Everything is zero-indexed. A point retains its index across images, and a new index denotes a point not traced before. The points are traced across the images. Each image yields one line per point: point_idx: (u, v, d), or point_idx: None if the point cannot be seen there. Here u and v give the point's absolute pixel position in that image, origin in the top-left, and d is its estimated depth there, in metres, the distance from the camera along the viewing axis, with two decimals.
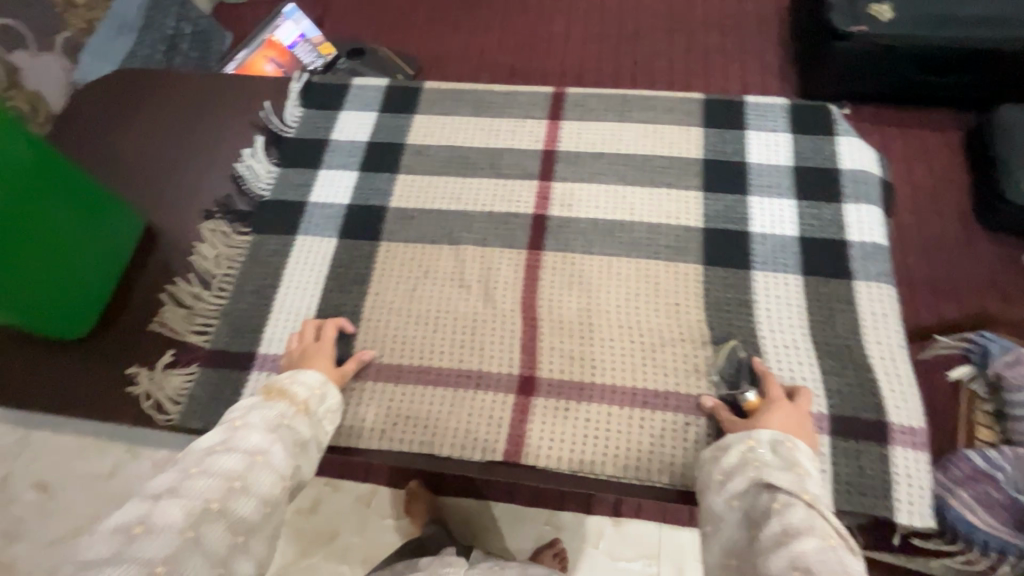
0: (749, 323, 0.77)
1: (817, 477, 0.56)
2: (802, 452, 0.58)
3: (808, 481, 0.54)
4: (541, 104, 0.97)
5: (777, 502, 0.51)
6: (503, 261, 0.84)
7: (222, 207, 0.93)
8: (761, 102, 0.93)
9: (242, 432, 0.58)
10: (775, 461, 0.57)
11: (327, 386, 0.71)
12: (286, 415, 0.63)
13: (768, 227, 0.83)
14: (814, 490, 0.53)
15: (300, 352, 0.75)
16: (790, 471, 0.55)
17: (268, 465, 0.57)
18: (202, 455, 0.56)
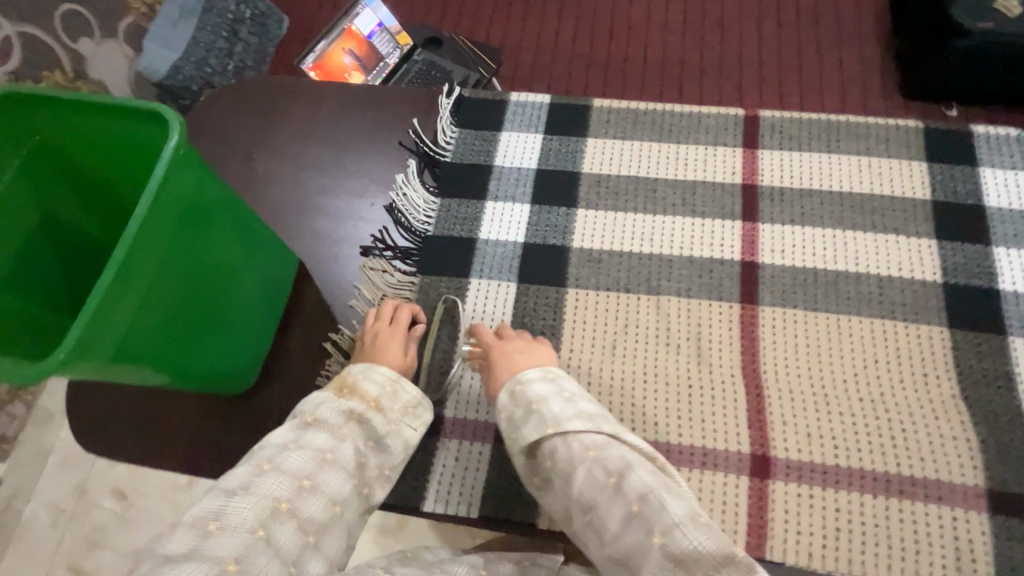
0: (1012, 401, 0.68)
1: (558, 396, 0.61)
2: (533, 384, 0.63)
3: (547, 410, 0.60)
4: (733, 129, 0.86)
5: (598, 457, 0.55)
6: (714, 317, 0.75)
7: (381, 243, 0.84)
8: (992, 133, 0.82)
9: (313, 429, 0.59)
10: (515, 413, 0.62)
11: (401, 381, 0.68)
12: (359, 413, 0.63)
13: (1020, 284, 0.73)
14: (553, 416, 0.59)
15: (371, 335, 0.73)
16: (529, 418, 0.60)
17: (337, 463, 0.58)
18: (277, 452, 0.57)
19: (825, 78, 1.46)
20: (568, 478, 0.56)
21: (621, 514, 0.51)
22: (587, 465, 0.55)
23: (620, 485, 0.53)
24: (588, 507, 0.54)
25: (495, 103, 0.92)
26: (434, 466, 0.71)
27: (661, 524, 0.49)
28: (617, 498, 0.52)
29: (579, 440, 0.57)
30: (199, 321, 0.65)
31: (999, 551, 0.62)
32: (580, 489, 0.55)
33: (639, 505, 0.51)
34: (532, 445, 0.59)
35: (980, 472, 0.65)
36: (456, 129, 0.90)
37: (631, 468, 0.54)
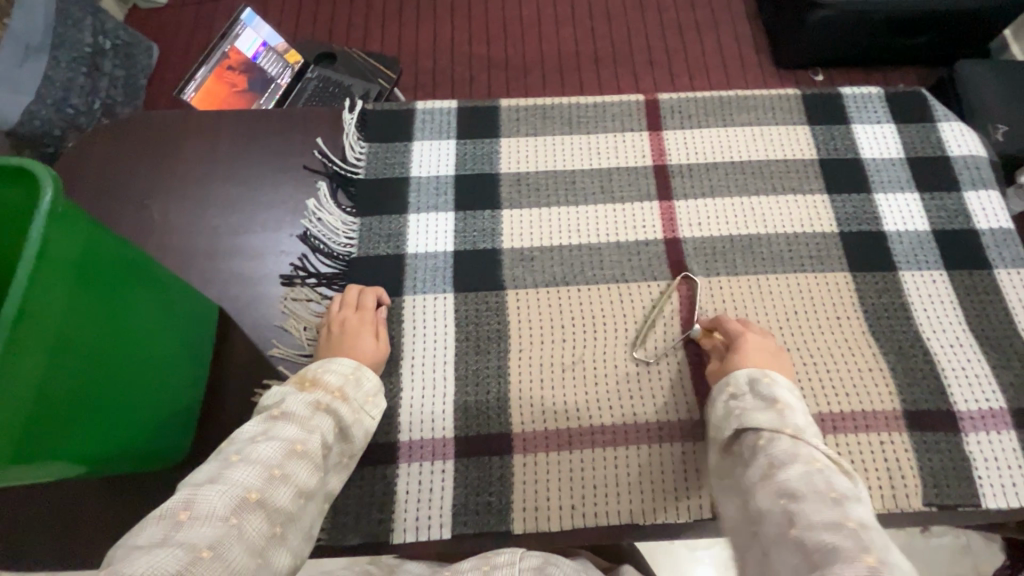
0: (911, 327, 0.76)
1: (800, 411, 0.60)
2: (780, 386, 0.62)
3: (791, 416, 0.58)
4: (636, 114, 0.89)
5: (761, 438, 0.57)
6: (650, 295, 0.77)
7: (302, 271, 0.79)
8: (857, 94, 0.91)
9: (283, 420, 0.57)
10: (758, 404, 0.60)
11: (362, 370, 0.67)
12: (325, 403, 0.61)
13: (900, 223, 0.82)
14: (795, 424, 0.57)
15: (338, 322, 0.71)
16: (769, 410, 0.59)
17: (306, 455, 0.56)
18: (246, 444, 0.54)
19: (710, 57, 1.56)
20: (773, 467, 0.53)
21: (829, 518, 0.47)
22: (806, 470, 0.52)
23: (843, 504, 0.48)
24: (788, 498, 0.50)
25: (401, 112, 0.89)
26: (398, 495, 0.68)
27: (875, 548, 0.44)
28: (832, 508, 0.48)
29: (810, 451, 0.54)
30: (120, 387, 0.59)
31: (921, 462, 0.69)
32: (783, 478, 0.51)
33: (854, 524, 0.46)
34: (767, 430, 0.57)
35: (896, 397, 0.72)
36: (364, 144, 0.87)
37: (778, 436, 0.56)
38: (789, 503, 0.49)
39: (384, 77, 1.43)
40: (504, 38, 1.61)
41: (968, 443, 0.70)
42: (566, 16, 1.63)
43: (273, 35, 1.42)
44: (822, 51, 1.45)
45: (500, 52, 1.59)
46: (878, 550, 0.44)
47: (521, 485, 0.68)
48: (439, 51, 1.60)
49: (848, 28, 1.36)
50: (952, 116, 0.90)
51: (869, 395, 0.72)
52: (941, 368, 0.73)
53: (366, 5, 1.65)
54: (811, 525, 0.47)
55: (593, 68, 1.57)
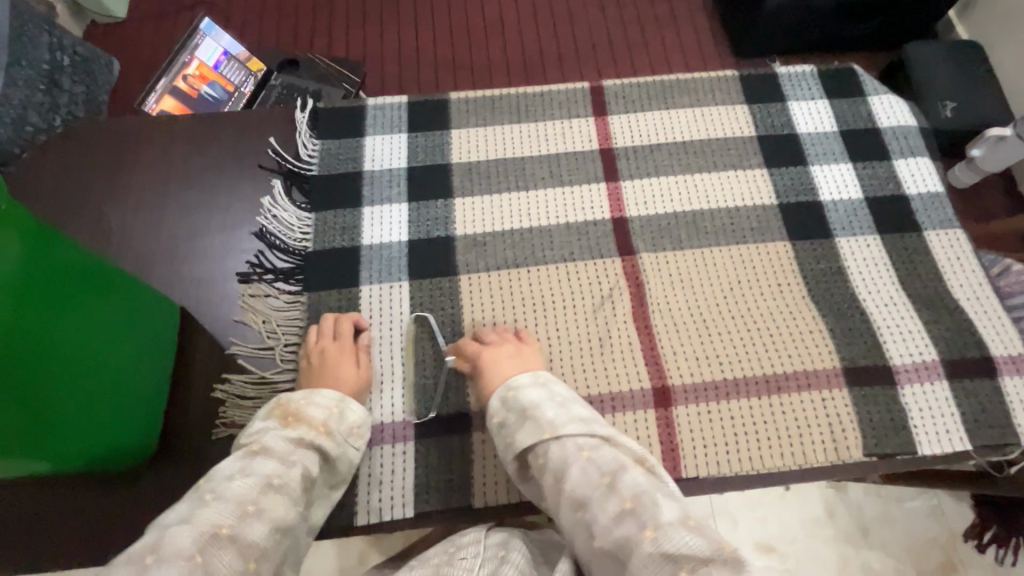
0: (847, 289, 0.80)
1: (550, 403, 0.63)
2: (524, 389, 0.65)
3: (541, 416, 0.62)
4: (582, 101, 0.92)
5: (540, 455, 0.60)
6: (599, 273, 0.80)
7: (259, 267, 0.80)
8: (792, 72, 0.95)
9: (261, 457, 0.57)
10: (510, 418, 0.64)
11: (347, 402, 0.68)
12: (308, 438, 0.62)
13: (836, 193, 0.86)
14: (548, 421, 0.61)
15: (316, 352, 0.72)
16: (526, 424, 0.62)
17: (281, 489, 0.56)
18: (221, 482, 0.54)
19: (669, 48, 1.60)
20: (559, 479, 0.57)
21: (613, 512, 0.51)
22: (580, 465, 0.56)
23: (616, 488, 0.53)
24: (579, 508, 0.54)
25: (352, 109, 0.91)
26: (361, 478, 0.69)
27: (653, 518, 0.49)
28: (611, 497, 0.52)
29: (573, 445, 0.58)
30: (69, 388, 0.58)
31: (860, 415, 0.72)
32: (571, 486, 0.55)
33: (633, 505, 0.51)
34: (528, 448, 0.61)
35: (836, 356, 0.75)
36: (316, 141, 0.88)
37: (569, 443, 0.59)
38: (584, 509, 0.53)
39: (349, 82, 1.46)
40: (466, 36, 1.64)
41: (904, 395, 0.73)
42: (523, 14, 1.67)
43: (233, 44, 1.42)
44: (769, 37, 1.50)
45: (462, 50, 1.62)
46: (653, 519, 0.49)
47: (481, 461, 0.70)
48: (403, 52, 1.62)
49: (791, 15, 1.42)
50: (883, 90, 0.94)
51: (809, 355, 0.75)
52: (877, 327, 0.77)
53: (325, 8, 1.66)
54: (604, 528, 0.51)
55: (555, 62, 1.61)
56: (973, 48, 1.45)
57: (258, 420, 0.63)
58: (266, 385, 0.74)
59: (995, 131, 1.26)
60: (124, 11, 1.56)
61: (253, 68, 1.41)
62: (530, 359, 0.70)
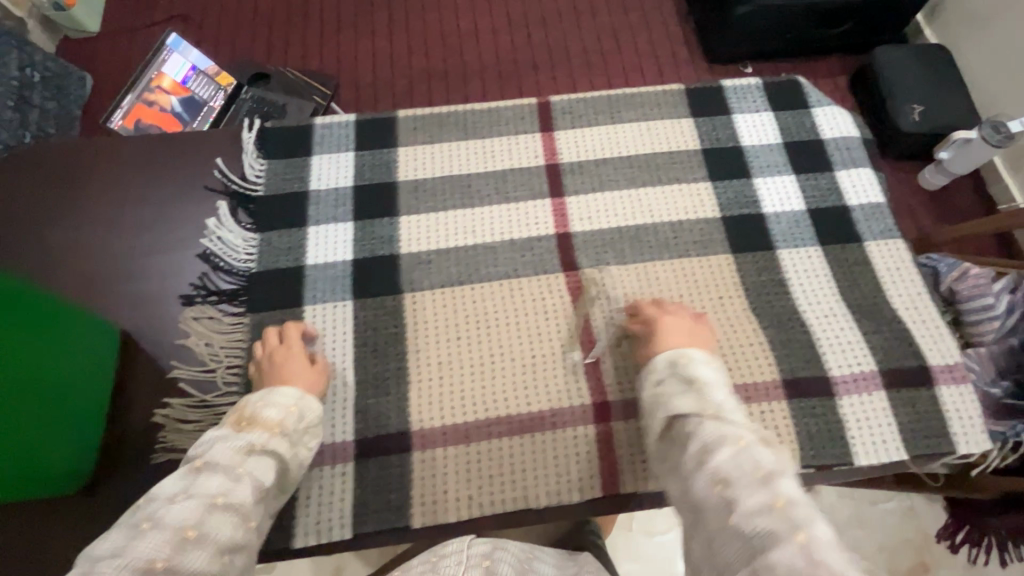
0: (788, 300, 0.81)
1: (720, 384, 0.63)
2: (696, 363, 0.65)
3: (707, 392, 0.62)
4: (529, 117, 0.93)
5: (689, 426, 0.59)
6: (541, 288, 0.81)
7: (203, 289, 0.80)
8: (737, 85, 0.96)
9: (207, 473, 0.55)
10: (678, 384, 0.64)
11: (306, 400, 0.67)
12: (258, 446, 0.60)
13: (778, 204, 0.87)
14: (715, 402, 0.60)
15: (266, 360, 0.72)
16: (688, 392, 0.62)
17: (228, 509, 0.53)
18: (160, 506, 0.52)
19: (642, 56, 1.60)
20: (705, 453, 0.54)
21: (761, 503, 0.47)
22: (734, 451, 0.53)
23: (770, 484, 0.48)
24: (720, 485, 0.51)
25: (300, 129, 0.92)
26: (299, 501, 0.69)
27: (804, 525, 0.45)
28: (762, 489, 0.48)
29: (729, 430, 0.56)
30: None
31: (799, 426, 0.73)
32: (716, 465, 0.52)
33: (785, 503, 0.47)
34: (682, 415, 0.60)
35: (775, 367, 0.76)
36: (263, 161, 0.89)
37: (702, 422, 0.58)
38: (723, 490, 0.50)
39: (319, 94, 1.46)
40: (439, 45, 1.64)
41: (842, 406, 0.74)
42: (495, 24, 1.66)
43: (202, 58, 1.41)
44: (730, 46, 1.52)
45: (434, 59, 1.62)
46: (808, 525, 0.45)
47: (419, 481, 0.70)
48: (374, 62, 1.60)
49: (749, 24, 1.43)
50: (826, 101, 0.96)
51: (749, 368, 0.76)
52: (816, 338, 0.78)
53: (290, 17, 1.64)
54: (745, 514, 0.47)
55: (527, 70, 1.60)
56: (939, 52, 1.45)
57: (212, 430, 0.62)
58: (207, 408, 0.74)
59: (960, 134, 1.28)
60: (96, 25, 1.54)
61: (223, 82, 1.40)
62: (699, 335, 0.72)
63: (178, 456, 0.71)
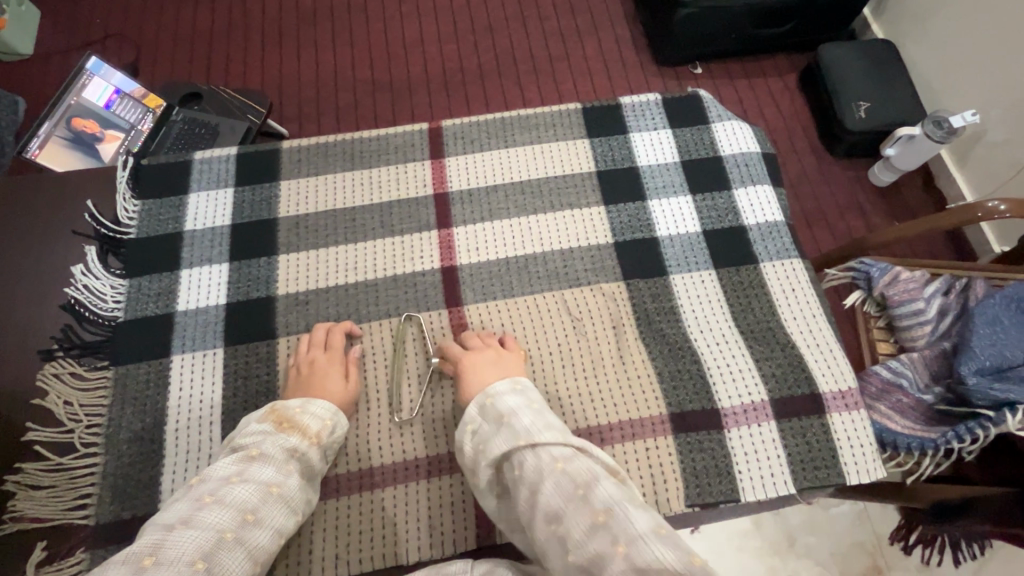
0: (680, 328, 0.78)
1: (523, 409, 0.61)
2: (502, 397, 0.63)
3: (515, 422, 0.59)
4: (419, 143, 0.90)
5: (517, 466, 0.55)
6: (423, 327, 0.77)
7: (65, 343, 0.75)
8: (635, 102, 0.93)
9: (257, 464, 0.60)
10: (483, 428, 0.61)
11: (339, 416, 0.69)
12: (301, 449, 0.64)
13: (672, 227, 0.84)
14: (523, 430, 0.57)
15: (306, 364, 0.72)
16: (501, 431, 0.59)
17: (235, 545, 0.53)
18: (218, 485, 0.57)
19: (589, 61, 1.52)
20: (534, 491, 0.51)
21: (586, 524, 0.46)
22: (555, 478, 0.51)
23: (592, 501, 0.47)
24: (554, 522, 0.48)
25: (177, 165, 0.87)
26: None
27: (626, 533, 0.44)
28: (584, 509, 0.47)
29: (548, 454, 0.53)
30: None
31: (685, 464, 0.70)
32: (545, 500, 0.49)
33: (606, 517, 0.46)
34: (500, 457, 0.57)
35: (663, 401, 0.73)
36: (137, 202, 0.85)
37: (522, 454, 0.55)
38: (558, 522, 0.48)
39: (254, 113, 1.27)
40: (377, 43, 1.54)
41: (729, 439, 0.71)
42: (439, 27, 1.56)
43: (128, 81, 1.25)
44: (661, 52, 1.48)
45: (371, 61, 1.51)
46: (626, 533, 0.44)
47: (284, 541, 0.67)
48: (303, 71, 1.49)
49: (678, 31, 1.40)
50: (727, 115, 0.93)
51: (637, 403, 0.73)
52: (707, 367, 0.75)
53: (207, 29, 1.54)
54: (579, 543, 0.45)
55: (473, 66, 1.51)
56: (887, 48, 1.39)
57: (255, 421, 0.65)
58: (63, 472, 0.69)
59: (905, 131, 1.24)
60: (31, 49, 1.48)
61: (150, 103, 1.23)
62: (508, 361, 0.71)
63: (29, 525, 0.66)
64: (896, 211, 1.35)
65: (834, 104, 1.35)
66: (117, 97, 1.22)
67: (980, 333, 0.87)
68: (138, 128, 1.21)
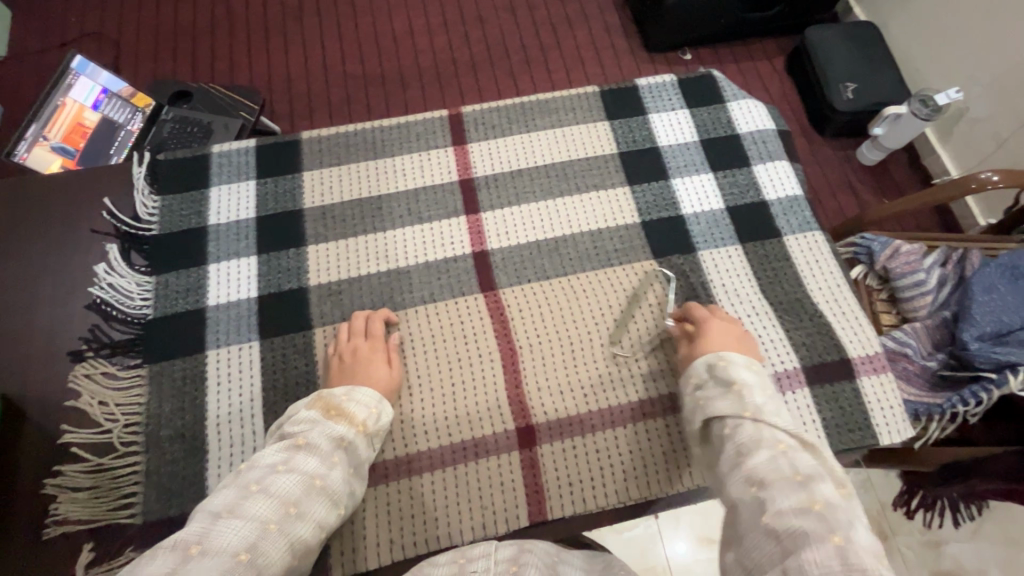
0: (711, 304, 0.79)
1: (760, 389, 0.61)
2: (737, 366, 0.64)
3: (747, 395, 0.59)
4: (440, 131, 0.90)
5: (727, 426, 0.57)
6: (458, 312, 0.77)
7: (94, 343, 0.74)
8: (652, 84, 0.94)
9: (304, 453, 0.60)
10: (712, 391, 0.62)
11: (383, 403, 0.69)
12: (347, 437, 0.63)
13: (697, 205, 0.85)
14: (753, 403, 0.58)
15: (348, 353, 0.71)
16: (728, 396, 0.60)
17: (280, 534, 0.53)
18: (265, 473, 0.58)
19: (583, 47, 1.52)
20: (743, 456, 0.52)
21: (796, 504, 0.45)
22: (772, 453, 0.51)
23: (809, 486, 0.46)
24: (756, 487, 0.48)
25: (196, 159, 0.86)
26: None
27: (844, 528, 0.42)
28: (798, 491, 0.46)
29: (772, 433, 0.54)
30: None
31: None
32: (753, 468, 0.50)
33: (824, 507, 0.44)
34: (725, 418, 0.58)
35: None
36: (157, 198, 0.83)
37: (741, 422, 0.56)
38: (758, 491, 0.48)
39: (248, 110, 1.22)
40: (370, 35, 1.52)
41: None
42: (431, 18, 1.55)
43: (115, 80, 1.20)
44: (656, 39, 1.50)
45: (365, 53, 1.50)
46: (845, 528, 0.42)
47: (339, 531, 0.67)
48: (298, 66, 1.47)
49: (673, 16, 1.42)
50: (741, 94, 0.94)
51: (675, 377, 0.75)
52: None
53: (194, 26, 1.50)
54: (780, 512, 0.45)
55: (466, 58, 1.50)
56: (870, 28, 1.43)
57: (303, 408, 0.65)
58: (104, 472, 0.68)
59: (891, 110, 1.24)
60: (5, 52, 1.43)
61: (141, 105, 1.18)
62: (748, 342, 0.71)
63: (73, 529, 0.65)
64: (890, 187, 1.38)
65: (822, 88, 1.38)
66: (104, 97, 1.17)
67: (980, 301, 0.90)
68: (128, 126, 1.16)
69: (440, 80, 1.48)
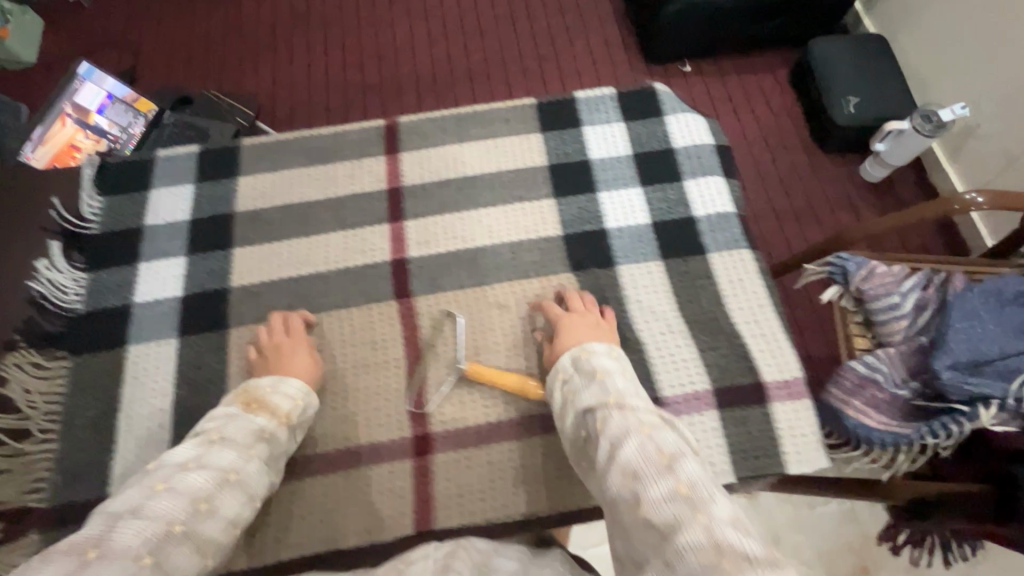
0: (624, 320, 0.78)
1: (620, 372, 0.65)
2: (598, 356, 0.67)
3: (610, 381, 0.63)
4: (374, 139, 0.92)
5: (596, 419, 0.59)
6: (368, 318, 0.79)
7: (25, 335, 0.78)
8: (589, 97, 0.94)
9: (218, 447, 0.60)
10: (577, 379, 0.65)
11: (311, 400, 0.70)
12: (268, 431, 0.64)
13: (621, 219, 0.84)
14: (616, 390, 0.61)
15: (271, 350, 0.73)
16: (591, 385, 0.63)
17: (185, 538, 0.52)
18: (174, 472, 0.57)
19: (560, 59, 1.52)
20: (614, 446, 0.55)
21: (667, 489, 0.48)
22: (641, 439, 0.54)
23: (674, 469, 0.50)
24: (632, 477, 0.51)
25: (140, 164, 0.90)
26: None
27: (705, 506, 0.46)
28: (668, 474, 0.50)
29: (637, 418, 0.57)
30: None
31: None
32: (624, 457, 0.53)
33: (689, 487, 0.48)
34: (586, 409, 0.61)
35: None
36: (101, 198, 0.88)
37: (608, 412, 0.59)
38: (634, 484, 0.50)
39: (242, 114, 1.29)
40: (357, 45, 1.57)
41: None
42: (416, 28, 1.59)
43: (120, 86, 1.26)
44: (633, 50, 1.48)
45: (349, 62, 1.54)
46: (705, 505, 0.46)
47: None
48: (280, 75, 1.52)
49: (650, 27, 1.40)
50: (681, 107, 0.93)
51: None
52: (649, 358, 0.75)
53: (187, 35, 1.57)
54: (653, 500, 0.48)
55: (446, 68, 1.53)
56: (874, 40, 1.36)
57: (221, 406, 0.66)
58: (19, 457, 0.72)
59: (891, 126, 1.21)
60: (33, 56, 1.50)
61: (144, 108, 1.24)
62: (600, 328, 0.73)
63: None
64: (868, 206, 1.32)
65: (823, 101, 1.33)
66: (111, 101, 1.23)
67: (956, 329, 0.78)
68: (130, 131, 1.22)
69: (417, 89, 1.50)
